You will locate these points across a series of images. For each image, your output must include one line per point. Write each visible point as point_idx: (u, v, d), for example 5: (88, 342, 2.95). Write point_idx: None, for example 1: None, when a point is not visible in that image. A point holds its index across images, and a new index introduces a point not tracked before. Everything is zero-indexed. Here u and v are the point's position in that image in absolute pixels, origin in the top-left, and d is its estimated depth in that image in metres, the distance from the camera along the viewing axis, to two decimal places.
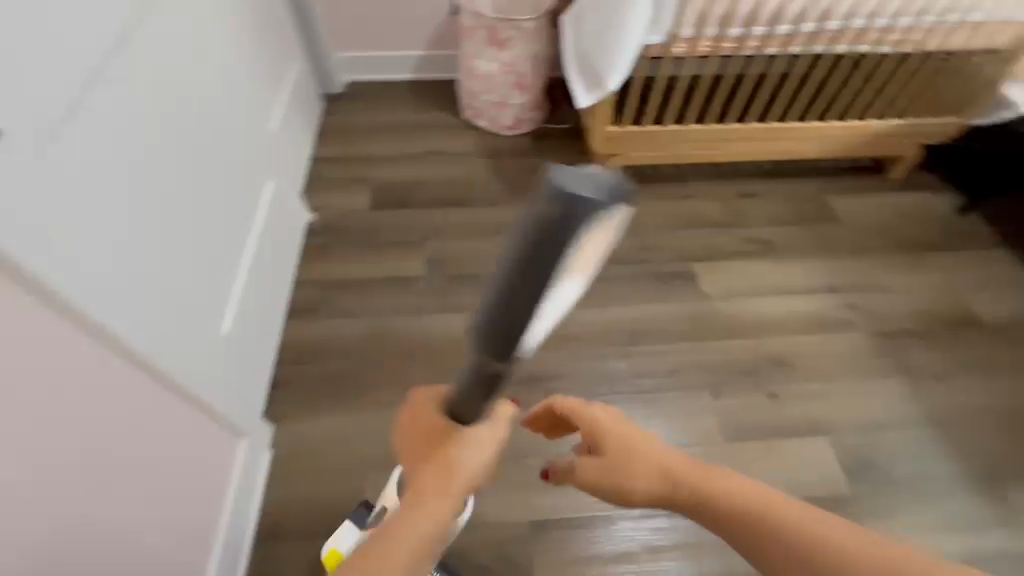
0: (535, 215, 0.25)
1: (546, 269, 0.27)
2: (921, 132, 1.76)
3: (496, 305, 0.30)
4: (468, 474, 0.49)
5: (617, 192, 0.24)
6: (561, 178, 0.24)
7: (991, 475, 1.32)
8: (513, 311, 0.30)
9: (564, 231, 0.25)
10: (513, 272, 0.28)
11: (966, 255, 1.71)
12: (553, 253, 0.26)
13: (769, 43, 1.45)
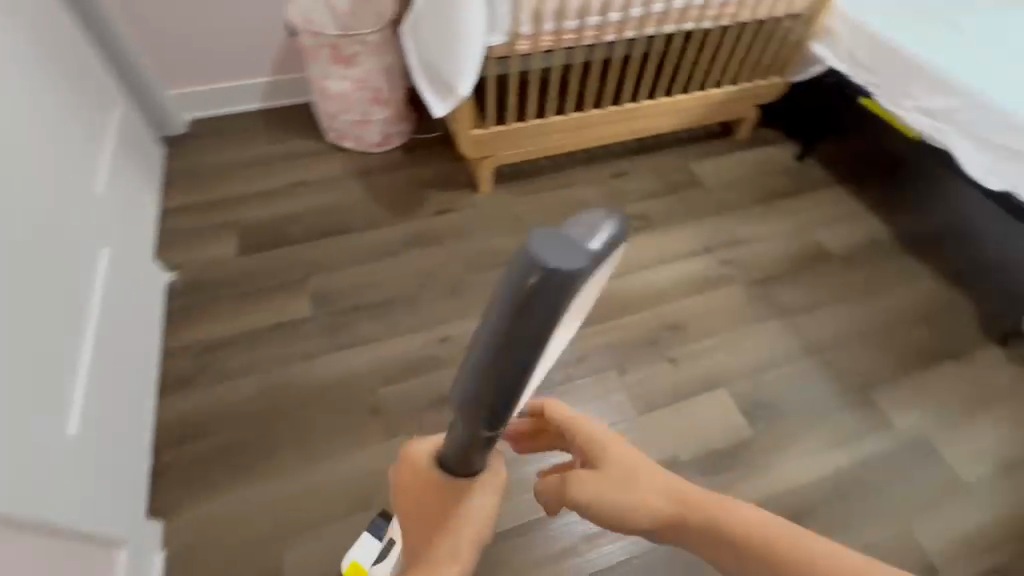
0: (504, 302, 0.24)
1: (531, 348, 0.25)
2: (754, 94, 1.94)
3: (480, 377, 0.28)
4: (462, 536, 0.42)
5: (606, 245, 0.23)
6: (547, 239, 0.23)
7: (867, 382, 1.48)
8: (496, 382, 0.27)
9: (546, 298, 0.23)
10: (494, 343, 0.26)
11: (810, 197, 1.91)
12: (539, 334, 0.24)
13: (606, 31, 1.51)
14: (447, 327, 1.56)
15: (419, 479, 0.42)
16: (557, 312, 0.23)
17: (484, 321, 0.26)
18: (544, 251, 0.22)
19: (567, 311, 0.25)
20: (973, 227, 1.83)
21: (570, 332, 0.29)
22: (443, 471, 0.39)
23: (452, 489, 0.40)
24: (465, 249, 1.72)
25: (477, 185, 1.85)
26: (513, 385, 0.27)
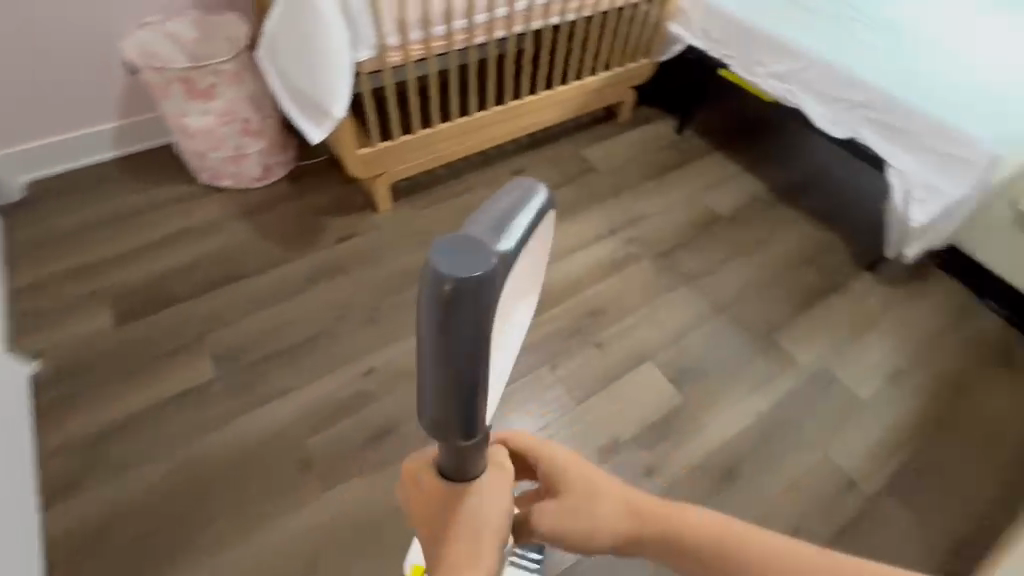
0: (432, 316, 0.25)
1: (473, 354, 0.26)
2: (627, 77, 2.03)
3: (436, 396, 0.29)
4: (475, 546, 0.35)
5: (505, 241, 0.25)
6: (447, 248, 0.24)
7: (773, 328, 1.61)
8: (449, 396, 0.28)
9: (462, 305, 0.24)
10: (435, 359, 0.27)
11: (694, 166, 2.04)
12: (475, 338, 0.26)
13: (475, 33, 1.51)
14: (370, 359, 1.48)
15: (423, 498, 0.38)
16: (481, 313, 0.25)
17: (420, 339, 0.27)
18: (447, 264, 0.24)
19: (496, 311, 0.27)
20: (832, 172, 2.05)
21: (512, 328, 0.31)
22: (444, 471, 0.36)
23: (454, 491, 0.36)
24: (373, 273, 1.64)
25: (376, 205, 1.78)
26: (470, 395, 0.28)
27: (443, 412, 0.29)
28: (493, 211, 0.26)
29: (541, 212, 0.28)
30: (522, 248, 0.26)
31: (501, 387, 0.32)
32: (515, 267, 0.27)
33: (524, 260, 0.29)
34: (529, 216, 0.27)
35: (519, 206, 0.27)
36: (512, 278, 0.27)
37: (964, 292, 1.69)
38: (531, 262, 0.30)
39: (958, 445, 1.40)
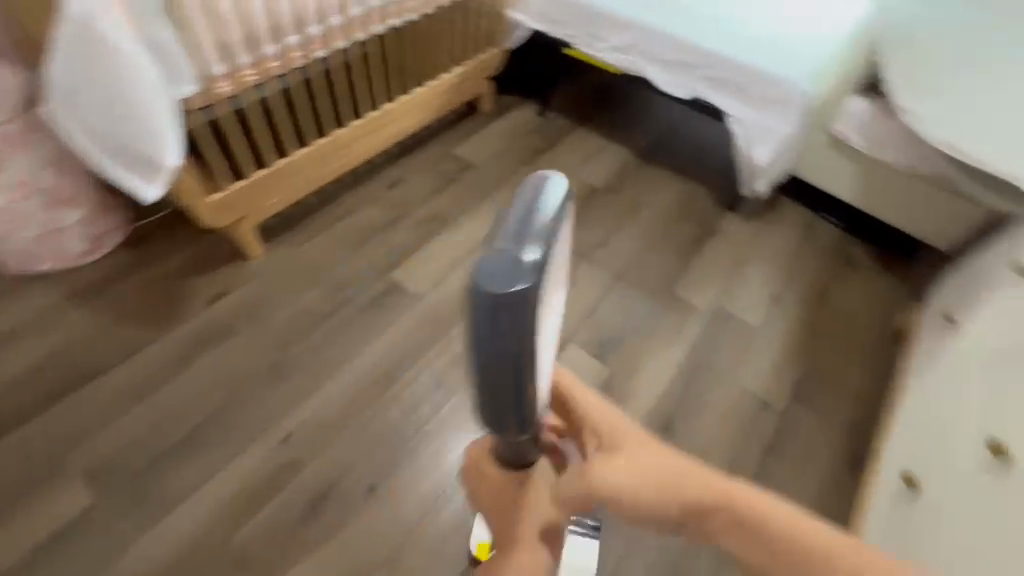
0: (484, 327, 0.30)
1: (523, 350, 0.31)
2: (481, 68, 2.01)
3: (484, 381, 0.34)
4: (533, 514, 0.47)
5: (541, 250, 0.28)
6: (488, 269, 0.28)
7: (670, 282, 1.72)
8: (500, 381, 0.33)
9: (498, 314, 0.29)
10: (480, 352, 0.32)
11: (564, 145, 2.11)
12: (522, 339, 0.30)
13: (313, 47, 1.39)
14: (284, 424, 1.32)
15: (493, 479, 0.49)
16: (524, 316, 0.29)
17: (473, 343, 0.32)
18: (491, 284, 0.28)
19: (539, 310, 0.31)
20: (683, 128, 2.24)
21: (551, 310, 0.35)
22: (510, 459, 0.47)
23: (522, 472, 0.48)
24: (262, 327, 1.46)
25: (245, 251, 1.59)
26: (521, 379, 0.33)
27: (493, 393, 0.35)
28: (522, 217, 0.29)
29: (564, 201, 0.30)
30: (555, 250, 0.30)
31: (548, 359, 0.37)
32: (551, 264, 0.30)
33: (557, 250, 0.32)
34: (556, 213, 0.29)
35: (554, 200, 0.29)
36: (548, 275, 0.31)
37: (807, 212, 1.94)
38: (562, 245, 0.33)
39: (836, 344, 1.62)
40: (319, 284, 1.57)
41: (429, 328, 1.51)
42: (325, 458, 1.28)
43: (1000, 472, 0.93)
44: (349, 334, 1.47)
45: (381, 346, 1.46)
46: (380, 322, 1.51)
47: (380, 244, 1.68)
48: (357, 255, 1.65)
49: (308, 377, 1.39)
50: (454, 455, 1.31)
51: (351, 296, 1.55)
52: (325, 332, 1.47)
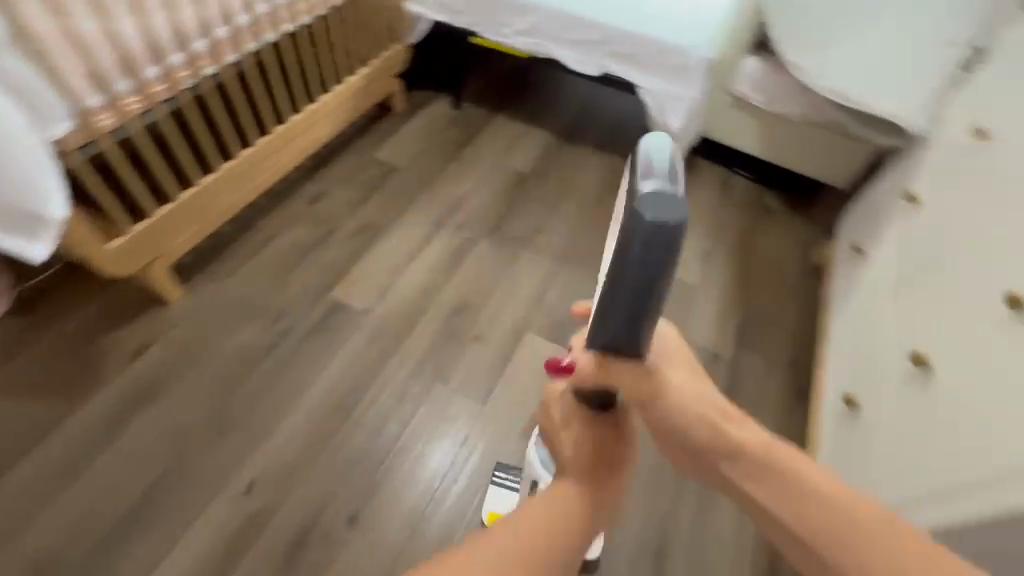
0: (638, 255, 0.35)
1: (664, 275, 0.37)
2: (387, 67, 1.94)
3: (623, 303, 0.39)
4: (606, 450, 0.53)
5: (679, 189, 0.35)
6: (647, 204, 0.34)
7: (611, 255, 1.77)
8: (637, 303, 0.39)
9: (667, 236, 0.34)
10: (630, 276, 0.37)
11: (485, 135, 2.09)
12: (665, 265, 0.36)
13: (201, 64, 1.27)
14: (245, 472, 1.22)
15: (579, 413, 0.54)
16: (674, 242, 0.35)
17: (621, 274, 0.37)
18: (654, 215, 0.34)
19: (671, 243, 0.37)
20: (596, 104, 2.29)
21: None
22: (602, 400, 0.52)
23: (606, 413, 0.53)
24: (198, 374, 1.35)
25: (163, 296, 1.45)
26: (652, 304, 0.39)
27: (624, 316, 0.40)
28: (652, 168, 0.36)
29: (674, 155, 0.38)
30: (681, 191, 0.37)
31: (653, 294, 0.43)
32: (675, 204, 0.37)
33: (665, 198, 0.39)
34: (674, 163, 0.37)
35: (670, 146, 0.38)
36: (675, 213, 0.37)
37: (721, 170, 2.06)
38: None
39: (768, 289, 1.74)
40: (254, 318, 1.46)
41: (382, 343, 1.46)
42: (296, 498, 1.20)
43: (920, 380, 1.02)
44: (298, 364, 1.39)
45: (334, 370, 1.39)
46: (328, 346, 1.43)
47: (313, 265, 1.60)
48: (290, 279, 1.55)
49: (260, 418, 1.30)
50: (431, 464, 1.28)
51: (291, 324, 1.46)
52: (270, 368, 1.38)
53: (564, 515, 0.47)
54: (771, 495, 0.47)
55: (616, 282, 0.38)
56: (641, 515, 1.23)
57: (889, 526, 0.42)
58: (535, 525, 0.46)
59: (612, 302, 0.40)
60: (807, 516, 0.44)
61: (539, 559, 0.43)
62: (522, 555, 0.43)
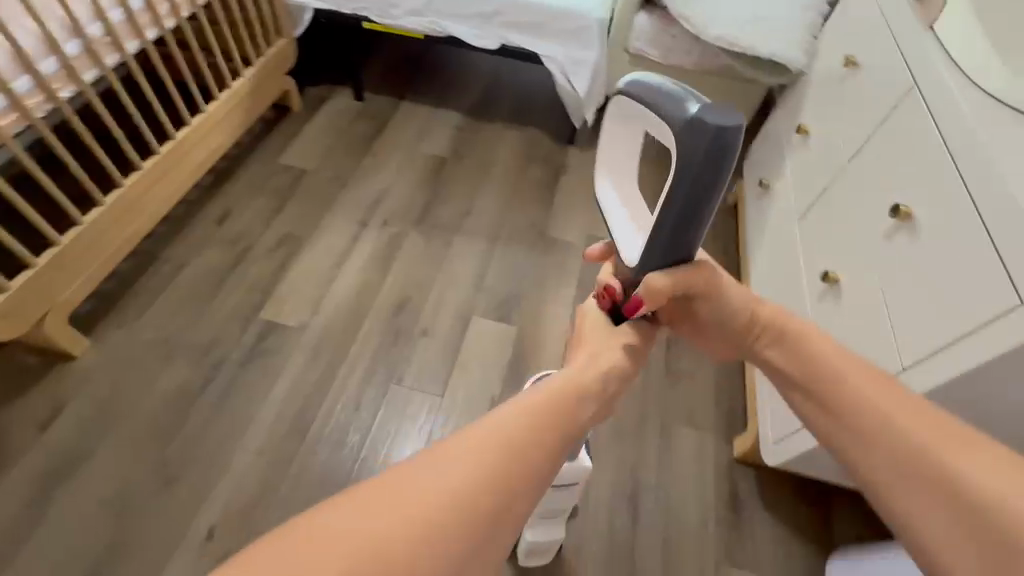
0: (706, 156, 0.45)
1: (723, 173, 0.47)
2: (276, 65, 1.82)
3: (680, 205, 0.49)
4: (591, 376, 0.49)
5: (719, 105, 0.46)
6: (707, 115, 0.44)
7: (541, 225, 1.78)
8: (692, 206, 0.48)
9: (722, 136, 0.44)
10: (689, 178, 0.46)
11: (394, 124, 2.01)
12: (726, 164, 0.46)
13: (54, 87, 1.14)
14: (202, 519, 1.14)
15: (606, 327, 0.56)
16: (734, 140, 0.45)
17: (691, 177, 0.46)
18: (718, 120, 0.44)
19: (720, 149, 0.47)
20: (501, 77, 2.26)
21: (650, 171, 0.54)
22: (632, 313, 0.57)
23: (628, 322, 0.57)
24: (127, 428, 1.24)
25: (67, 352, 1.31)
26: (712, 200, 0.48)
27: (679, 221, 0.50)
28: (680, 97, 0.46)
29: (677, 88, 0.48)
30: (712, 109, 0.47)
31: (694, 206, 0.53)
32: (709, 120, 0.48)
33: None
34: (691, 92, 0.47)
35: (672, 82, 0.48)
36: None
37: None
38: None
39: None
40: (179, 355, 1.35)
41: (325, 356, 1.40)
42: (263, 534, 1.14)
43: (832, 295, 1.09)
44: (238, 396, 1.31)
45: (278, 395, 1.32)
46: (266, 371, 1.35)
47: (234, 287, 1.49)
48: (211, 307, 1.45)
49: (208, 460, 1.21)
50: None
51: (222, 355, 1.37)
52: (208, 405, 1.29)
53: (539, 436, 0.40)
54: (788, 361, 0.55)
55: (676, 187, 0.48)
56: (611, 471, 1.28)
57: (901, 404, 0.49)
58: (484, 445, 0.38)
59: (670, 208, 0.49)
60: (811, 377, 0.53)
61: (475, 493, 0.35)
62: (459, 491, 0.35)
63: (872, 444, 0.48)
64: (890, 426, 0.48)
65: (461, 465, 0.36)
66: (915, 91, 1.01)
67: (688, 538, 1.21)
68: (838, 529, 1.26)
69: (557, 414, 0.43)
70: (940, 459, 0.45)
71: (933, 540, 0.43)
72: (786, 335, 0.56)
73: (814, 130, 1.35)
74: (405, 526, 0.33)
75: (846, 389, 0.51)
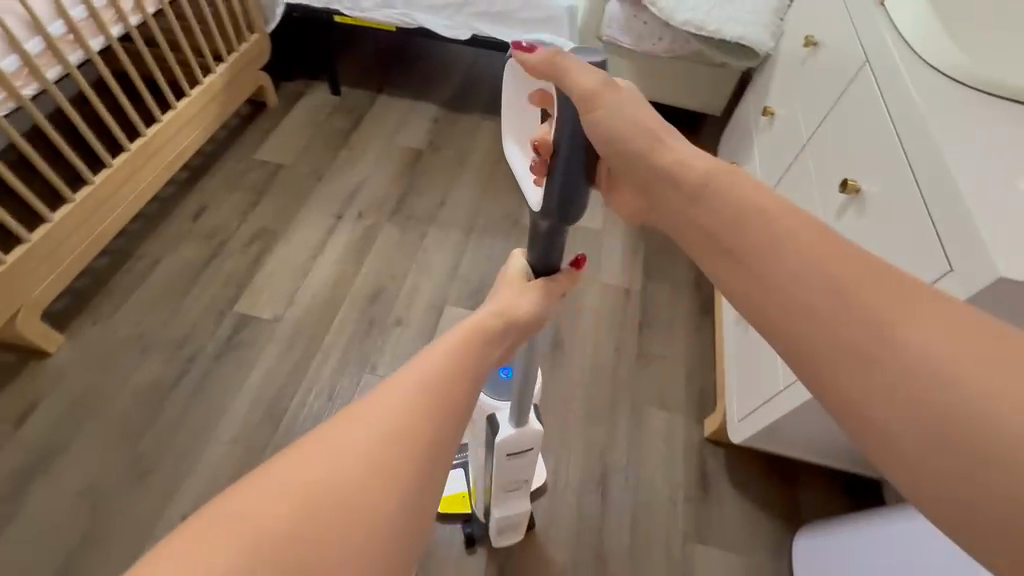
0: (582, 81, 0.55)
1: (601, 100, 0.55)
2: (250, 61, 1.82)
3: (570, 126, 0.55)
4: (487, 331, 0.56)
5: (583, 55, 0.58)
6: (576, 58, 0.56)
7: (516, 214, 1.78)
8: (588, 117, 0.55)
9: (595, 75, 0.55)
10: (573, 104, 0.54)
11: (371, 117, 2.02)
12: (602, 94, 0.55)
13: (17, 84, 1.16)
14: (177, 508, 1.16)
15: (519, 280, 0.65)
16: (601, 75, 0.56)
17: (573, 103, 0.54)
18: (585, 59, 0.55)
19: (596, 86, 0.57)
20: (477, 69, 2.26)
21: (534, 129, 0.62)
22: (544, 264, 0.65)
23: (542, 273, 0.66)
24: (102, 423, 1.25)
25: (41, 348, 1.32)
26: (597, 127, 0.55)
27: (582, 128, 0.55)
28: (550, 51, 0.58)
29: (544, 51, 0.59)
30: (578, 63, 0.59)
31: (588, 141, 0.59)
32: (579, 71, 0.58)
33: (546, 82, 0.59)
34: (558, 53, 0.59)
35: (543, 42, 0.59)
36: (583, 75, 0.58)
37: None
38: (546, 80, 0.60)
39: None
40: (154, 349, 1.37)
41: (299, 347, 1.41)
42: None
43: None
44: (212, 388, 1.32)
45: (252, 386, 1.33)
46: (241, 363, 1.37)
47: (209, 281, 1.51)
48: (185, 302, 1.46)
49: (182, 451, 1.23)
50: None
51: (196, 348, 1.38)
52: (183, 397, 1.30)
53: (443, 393, 0.47)
54: (723, 215, 0.50)
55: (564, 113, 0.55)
56: (580, 455, 1.30)
57: (847, 257, 0.44)
58: (390, 408, 0.43)
59: (562, 128, 0.55)
60: (747, 231, 0.48)
61: (388, 451, 0.41)
62: (369, 452, 0.40)
63: (814, 299, 0.44)
64: (830, 280, 0.44)
65: (399, 409, 0.43)
66: (866, 68, 1.01)
67: (656, 517, 1.23)
68: (806, 504, 1.28)
69: (476, 353, 0.53)
70: (888, 319, 0.41)
71: (880, 419, 0.40)
72: (718, 185, 0.51)
73: (779, 111, 1.35)
74: (324, 488, 0.38)
75: (786, 242, 0.46)
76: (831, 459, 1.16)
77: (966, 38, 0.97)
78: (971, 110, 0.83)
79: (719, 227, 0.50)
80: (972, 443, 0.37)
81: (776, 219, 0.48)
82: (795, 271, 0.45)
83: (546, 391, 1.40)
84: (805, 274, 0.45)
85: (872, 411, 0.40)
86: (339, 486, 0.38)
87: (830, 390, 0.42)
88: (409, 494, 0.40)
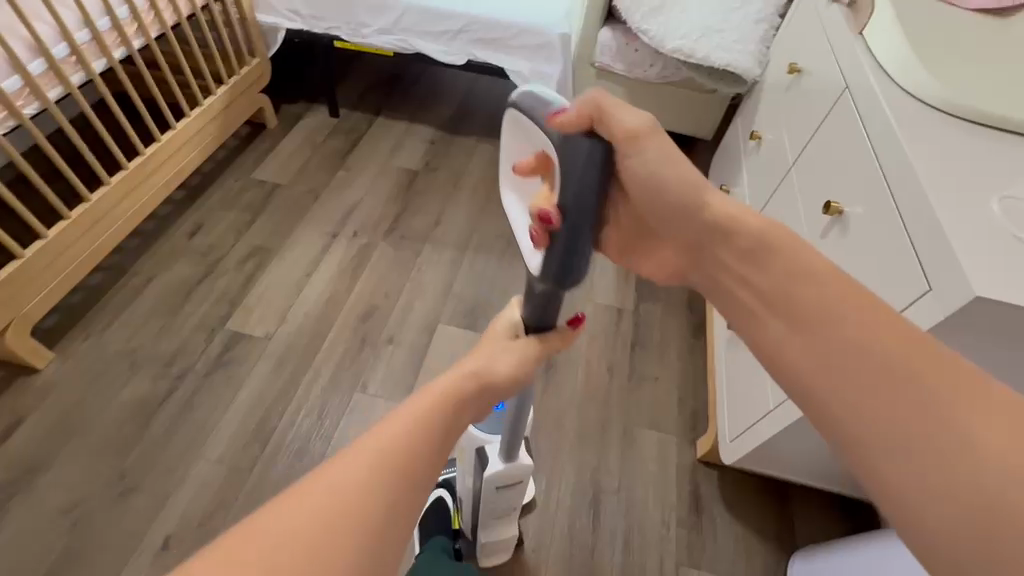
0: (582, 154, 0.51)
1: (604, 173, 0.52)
2: (250, 84, 1.86)
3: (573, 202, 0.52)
4: (474, 377, 0.54)
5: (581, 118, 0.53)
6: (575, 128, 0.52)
7: (509, 234, 1.80)
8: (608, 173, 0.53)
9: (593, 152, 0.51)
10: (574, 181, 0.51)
11: (368, 139, 2.05)
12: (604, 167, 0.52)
13: (18, 103, 1.18)
14: (160, 526, 1.15)
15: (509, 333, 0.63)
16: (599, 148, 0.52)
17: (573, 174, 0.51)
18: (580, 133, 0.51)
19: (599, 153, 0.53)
20: (474, 93, 2.32)
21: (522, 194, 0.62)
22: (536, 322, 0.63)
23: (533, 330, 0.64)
24: (87, 439, 1.24)
25: (30, 364, 1.32)
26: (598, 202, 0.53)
27: (595, 187, 0.52)
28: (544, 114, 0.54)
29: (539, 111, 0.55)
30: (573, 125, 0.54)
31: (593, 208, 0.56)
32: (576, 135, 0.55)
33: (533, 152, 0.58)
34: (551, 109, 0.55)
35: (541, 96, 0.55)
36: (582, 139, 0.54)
37: None
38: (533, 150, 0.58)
39: None
40: (144, 366, 1.36)
41: (290, 365, 1.41)
42: None
43: None
44: (201, 405, 1.31)
45: (241, 403, 1.33)
46: (230, 380, 1.36)
47: (202, 298, 1.51)
48: (177, 319, 1.46)
49: (168, 468, 1.22)
50: None
51: (186, 365, 1.38)
52: (171, 414, 1.29)
53: (420, 447, 0.44)
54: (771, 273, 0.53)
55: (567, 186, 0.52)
56: (572, 474, 1.29)
57: (902, 331, 0.45)
58: (361, 464, 0.40)
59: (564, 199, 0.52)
60: (797, 289, 0.50)
61: (357, 512, 0.38)
62: (335, 512, 0.37)
63: (857, 359, 0.45)
64: (873, 348, 0.45)
65: (356, 474, 0.40)
66: (847, 93, 1.05)
67: (648, 539, 1.22)
68: (799, 527, 1.26)
69: (458, 406, 0.50)
70: (935, 396, 0.41)
71: (896, 475, 0.41)
72: (764, 246, 0.54)
73: (766, 135, 1.38)
74: (285, 556, 0.35)
75: (837, 305, 0.48)
76: (821, 480, 1.16)
77: (945, 67, 1.00)
78: (944, 134, 0.86)
79: (768, 285, 0.52)
80: (993, 525, 0.37)
81: (837, 286, 0.49)
82: (851, 337, 0.46)
83: (538, 409, 1.40)
84: (860, 348, 0.45)
85: (901, 479, 0.41)
86: (299, 547, 0.35)
87: (860, 458, 0.43)
88: (375, 554, 0.37)
